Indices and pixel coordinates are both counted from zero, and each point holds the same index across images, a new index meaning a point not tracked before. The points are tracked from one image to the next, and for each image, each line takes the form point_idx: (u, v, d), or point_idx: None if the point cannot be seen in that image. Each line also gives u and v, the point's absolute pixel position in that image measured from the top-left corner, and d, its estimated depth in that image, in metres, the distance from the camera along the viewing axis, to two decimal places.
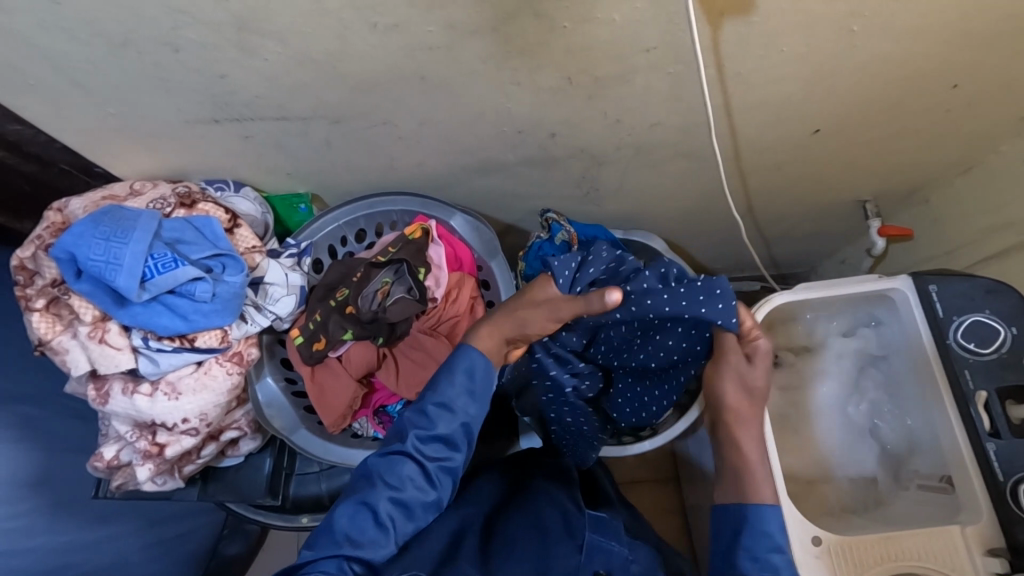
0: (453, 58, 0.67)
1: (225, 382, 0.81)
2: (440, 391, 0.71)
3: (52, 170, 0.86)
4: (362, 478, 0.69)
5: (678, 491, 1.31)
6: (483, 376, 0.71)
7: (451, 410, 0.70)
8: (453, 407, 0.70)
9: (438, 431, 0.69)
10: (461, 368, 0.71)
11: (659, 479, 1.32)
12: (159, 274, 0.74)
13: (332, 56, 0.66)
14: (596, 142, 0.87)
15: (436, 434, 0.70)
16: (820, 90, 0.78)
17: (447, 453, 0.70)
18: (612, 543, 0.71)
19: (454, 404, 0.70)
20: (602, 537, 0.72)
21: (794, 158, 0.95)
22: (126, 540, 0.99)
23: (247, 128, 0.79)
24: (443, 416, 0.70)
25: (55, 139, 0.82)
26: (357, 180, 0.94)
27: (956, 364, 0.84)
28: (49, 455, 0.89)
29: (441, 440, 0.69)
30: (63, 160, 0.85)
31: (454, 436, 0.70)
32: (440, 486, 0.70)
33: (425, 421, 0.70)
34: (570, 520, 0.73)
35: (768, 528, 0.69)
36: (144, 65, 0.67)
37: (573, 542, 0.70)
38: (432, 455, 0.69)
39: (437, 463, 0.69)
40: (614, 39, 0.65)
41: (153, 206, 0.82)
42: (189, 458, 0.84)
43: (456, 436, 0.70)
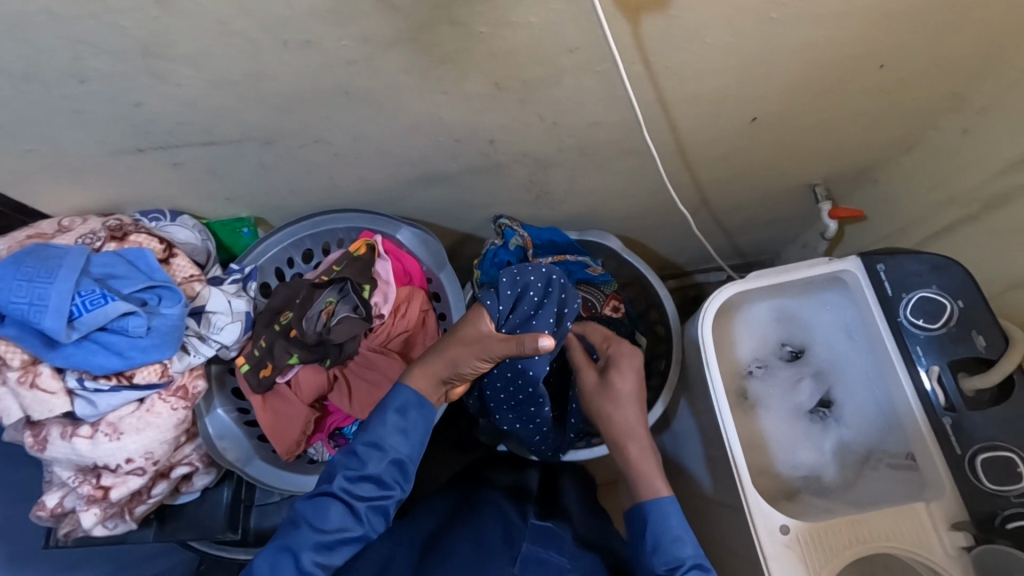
0: (375, 70, 0.66)
1: (169, 419, 0.78)
2: (371, 427, 0.71)
3: None
4: (286, 522, 0.67)
5: None
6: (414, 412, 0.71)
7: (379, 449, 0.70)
8: (383, 445, 0.70)
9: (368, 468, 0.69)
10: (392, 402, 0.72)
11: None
12: (88, 311, 0.72)
13: (248, 77, 0.64)
14: (537, 146, 0.86)
15: (365, 475, 0.69)
16: (751, 78, 0.78)
17: (378, 491, 0.69)
18: (552, 553, 0.67)
19: (385, 444, 0.70)
20: (540, 548, 0.67)
21: (738, 148, 0.95)
22: None
23: (175, 155, 0.77)
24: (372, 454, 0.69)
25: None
26: (300, 200, 0.92)
27: (908, 341, 0.85)
28: None
29: (369, 481, 0.68)
30: None
31: (384, 474, 0.69)
32: (370, 528, 0.68)
33: (355, 460, 0.69)
34: (510, 531, 0.69)
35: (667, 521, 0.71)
36: (55, 99, 0.65)
37: (509, 553, 0.65)
38: (361, 494, 0.68)
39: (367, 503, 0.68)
40: (535, 42, 0.64)
41: (83, 241, 0.79)
42: (139, 499, 0.81)
43: (388, 477, 0.69)
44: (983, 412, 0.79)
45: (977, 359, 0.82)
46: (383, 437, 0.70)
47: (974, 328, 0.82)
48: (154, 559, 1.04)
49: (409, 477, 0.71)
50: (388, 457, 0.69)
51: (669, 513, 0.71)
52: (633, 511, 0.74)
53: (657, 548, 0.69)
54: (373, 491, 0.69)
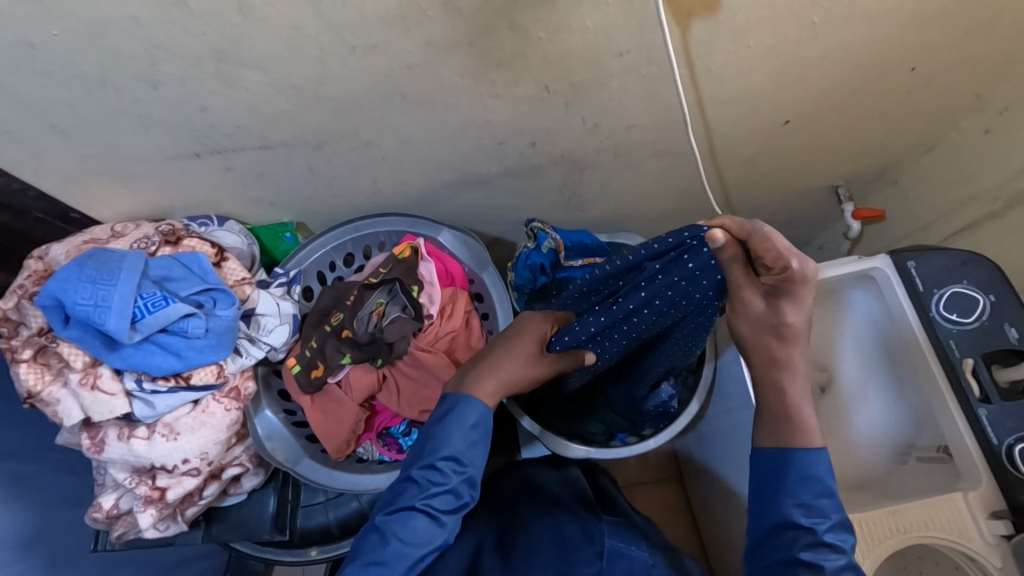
0: (433, 75, 0.68)
1: (223, 419, 0.80)
2: (448, 438, 0.68)
3: (28, 220, 0.83)
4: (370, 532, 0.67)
5: (683, 487, 1.33)
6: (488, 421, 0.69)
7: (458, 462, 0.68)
8: (463, 459, 0.68)
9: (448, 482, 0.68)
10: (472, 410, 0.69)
11: (661, 477, 1.34)
12: (150, 313, 0.73)
13: (312, 81, 0.67)
14: (576, 148, 0.89)
15: (445, 490, 0.67)
16: (787, 80, 0.80)
17: (456, 503, 0.68)
18: (632, 548, 0.76)
19: (466, 454, 0.69)
20: (621, 544, 0.76)
21: (766, 150, 0.98)
22: None
23: (229, 160, 0.79)
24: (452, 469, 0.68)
25: (28, 187, 0.80)
26: (342, 204, 0.94)
27: (941, 335, 0.87)
28: (42, 511, 0.86)
29: (451, 494, 0.68)
30: (39, 207, 0.83)
31: (463, 486, 0.68)
32: (450, 537, 0.69)
33: (435, 475, 0.68)
34: (589, 528, 0.77)
35: (816, 472, 0.66)
36: (123, 103, 0.67)
37: (594, 549, 0.74)
38: (440, 508, 0.67)
39: (447, 515, 0.68)
40: (588, 45, 0.67)
41: (137, 246, 0.81)
42: (192, 500, 0.82)
43: (465, 488, 0.68)
44: (1017, 403, 0.82)
45: (1009, 352, 0.85)
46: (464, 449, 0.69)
47: (1005, 321, 0.85)
48: (189, 565, 1.04)
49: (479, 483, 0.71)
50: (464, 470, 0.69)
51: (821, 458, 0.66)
52: (766, 444, 0.69)
53: (797, 484, 0.66)
54: (444, 498, 0.68)
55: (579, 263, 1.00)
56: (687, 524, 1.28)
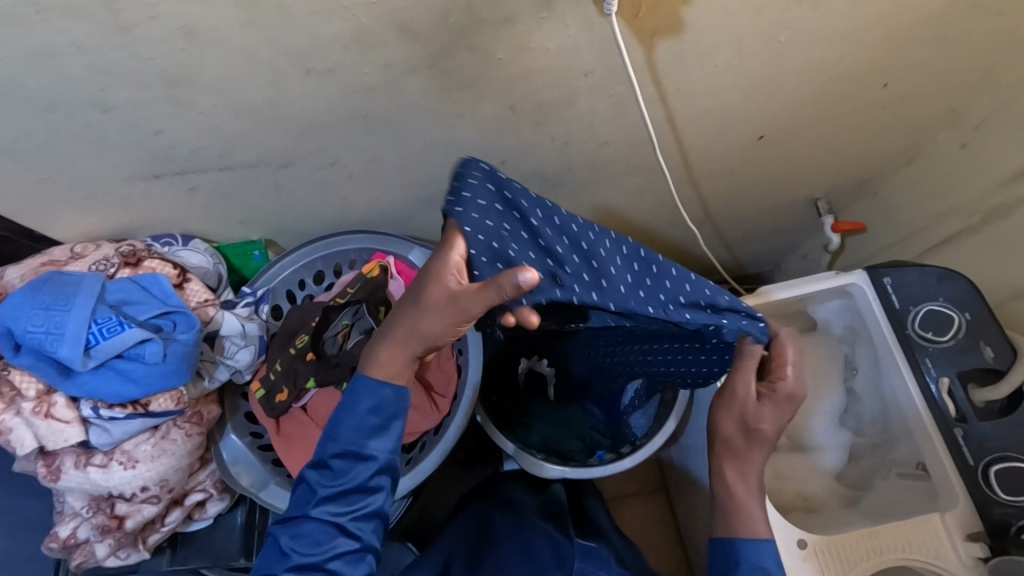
0: (393, 97, 0.67)
1: (184, 445, 0.78)
2: (332, 428, 0.61)
3: None
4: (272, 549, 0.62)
5: (667, 500, 1.32)
6: (378, 399, 0.61)
7: (346, 453, 0.60)
8: (354, 448, 0.60)
9: (341, 479, 0.60)
10: (355, 391, 0.61)
11: (647, 490, 1.32)
12: (105, 339, 0.71)
13: (268, 103, 0.65)
14: (548, 166, 0.87)
15: (339, 487, 0.60)
16: (757, 98, 0.79)
17: (360, 499, 0.60)
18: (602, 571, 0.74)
19: (368, 447, 0.61)
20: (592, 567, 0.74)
21: (742, 165, 0.97)
22: None
23: (191, 180, 0.78)
24: (343, 462, 0.60)
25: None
26: (312, 221, 0.93)
27: (917, 353, 0.87)
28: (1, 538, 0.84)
29: (347, 490, 0.60)
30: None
31: (362, 478, 0.60)
32: (363, 538, 0.60)
33: (320, 471, 0.60)
34: (561, 551, 0.75)
35: (762, 560, 0.71)
36: (74, 127, 0.65)
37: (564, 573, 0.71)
38: (339, 509, 0.60)
39: (352, 516, 0.60)
40: (550, 66, 0.66)
41: (96, 268, 0.79)
42: (153, 527, 0.80)
43: (364, 479, 0.60)
44: (995, 422, 0.80)
45: (986, 370, 0.83)
46: (362, 442, 0.60)
47: (981, 339, 0.83)
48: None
49: (396, 472, 0.63)
50: (365, 462, 0.60)
51: (766, 551, 0.71)
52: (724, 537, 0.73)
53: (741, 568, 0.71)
54: (353, 496, 0.60)
55: None
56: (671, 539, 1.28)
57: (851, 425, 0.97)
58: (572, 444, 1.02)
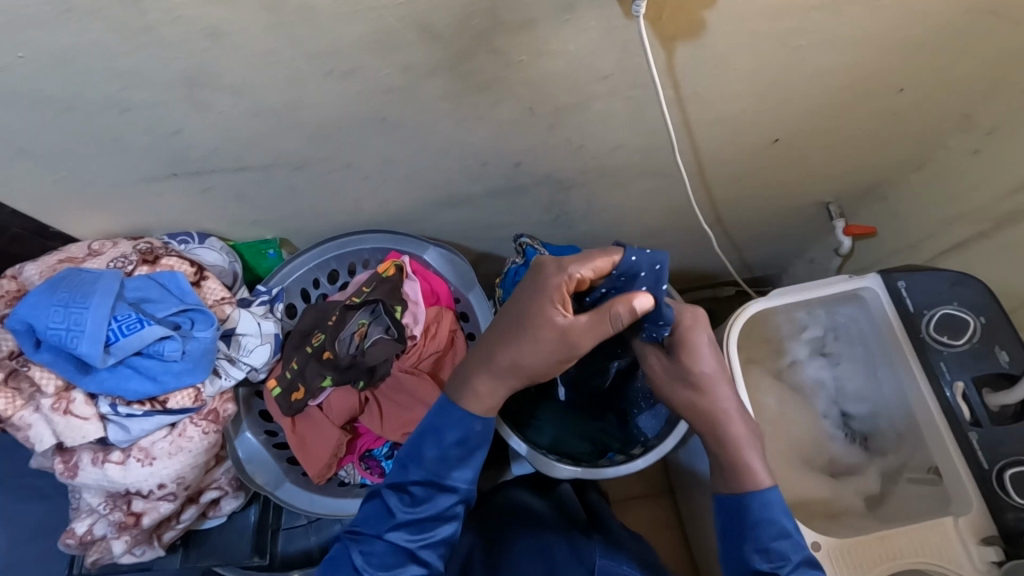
0: (412, 99, 0.67)
1: (201, 443, 0.78)
2: (416, 455, 0.67)
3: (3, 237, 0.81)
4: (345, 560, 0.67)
5: (673, 502, 1.32)
6: (461, 434, 0.67)
7: (429, 480, 0.67)
8: (439, 479, 0.67)
9: (424, 503, 0.67)
10: (438, 424, 0.67)
11: (652, 493, 1.32)
12: (124, 336, 0.71)
13: (288, 105, 0.65)
14: (562, 168, 0.87)
15: (420, 512, 0.66)
16: (773, 102, 0.79)
17: (437, 526, 0.67)
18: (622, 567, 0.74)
19: (447, 481, 0.67)
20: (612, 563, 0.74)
21: (755, 168, 0.96)
22: None
23: (207, 181, 0.77)
24: (426, 488, 0.67)
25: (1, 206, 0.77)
26: (325, 222, 0.93)
27: (931, 357, 0.86)
28: None
29: (428, 515, 0.66)
30: (13, 227, 0.81)
31: (441, 504, 0.67)
32: (433, 562, 0.66)
33: (405, 495, 0.67)
34: (579, 550, 0.75)
35: (769, 514, 0.66)
36: (92, 128, 0.64)
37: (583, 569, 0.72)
38: (419, 532, 0.66)
39: (427, 541, 0.66)
40: (570, 69, 0.66)
41: (114, 265, 0.79)
42: (169, 524, 0.81)
43: (444, 508, 0.67)
44: (1009, 427, 0.81)
45: (1000, 375, 0.83)
46: (446, 474, 0.67)
47: (996, 343, 0.83)
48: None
49: (468, 505, 0.70)
50: (445, 495, 0.67)
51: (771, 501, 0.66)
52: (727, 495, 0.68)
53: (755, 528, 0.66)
54: (429, 523, 0.67)
55: None
56: (677, 541, 1.27)
57: (846, 429, 0.99)
58: (579, 444, 1.01)
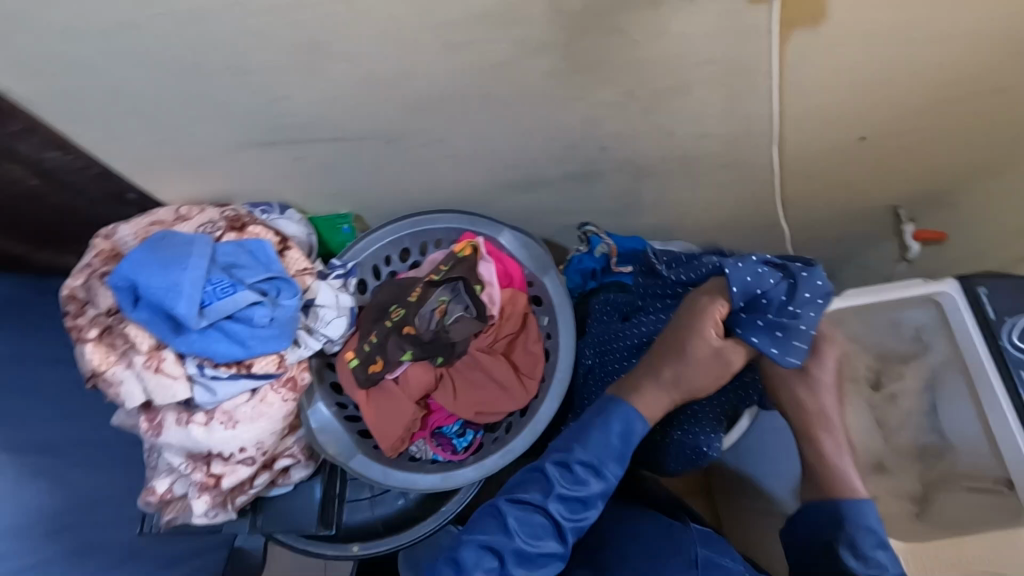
0: (519, 75, 0.67)
1: (280, 410, 0.79)
2: (585, 440, 0.68)
3: (82, 199, 0.84)
4: (487, 517, 0.67)
5: (709, 501, 1.31)
6: (623, 437, 0.68)
7: (579, 466, 0.67)
8: (602, 469, 0.67)
9: (574, 486, 0.66)
10: (611, 422, 0.69)
11: (689, 491, 1.32)
12: (218, 299, 0.73)
13: (399, 75, 0.65)
14: (644, 155, 0.87)
15: (579, 495, 0.66)
16: (871, 97, 0.78)
17: (582, 511, 0.66)
18: (725, 560, 0.69)
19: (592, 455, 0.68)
20: (715, 554, 0.69)
21: (836, 166, 0.95)
22: None
23: (300, 150, 0.78)
24: (584, 471, 0.67)
25: (90, 165, 0.80)
26: (401, 199, 0.93)
27: (1011, 366, 0.78)
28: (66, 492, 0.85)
29: (577, 499, 0.66)
30: (96, 187, 0.84)
31: (588, 492, 0.66)
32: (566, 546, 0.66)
33: (561, 474, 0.67)
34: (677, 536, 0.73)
35: (869, 521, 0.64)
36: (208, 90, 0.65)
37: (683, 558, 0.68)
38: (565, 512, 0.66)
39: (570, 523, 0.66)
40: (681, 52, 0.65)
41: (203, 230, 0.80)
42: (242, 488, 0.80)
43: (595, 499, 0.66)
44: None
45: None
46: (605, 462, 0.67)
47: None
48: (195, 556, 1.03)
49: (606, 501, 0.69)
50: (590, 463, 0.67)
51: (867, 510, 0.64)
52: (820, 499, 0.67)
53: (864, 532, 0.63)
54: (578, 506, 0.67)
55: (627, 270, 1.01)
56: None
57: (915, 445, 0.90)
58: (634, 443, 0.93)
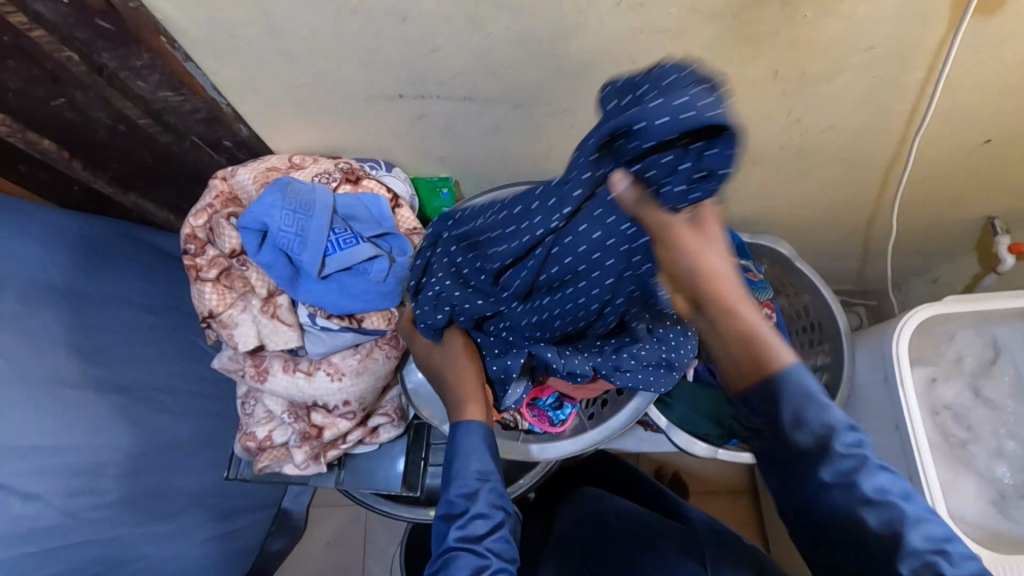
0: (676, 45, 0.65)
1: (384, 366, 0.79)
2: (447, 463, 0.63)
3: (183, 143, 0.83)
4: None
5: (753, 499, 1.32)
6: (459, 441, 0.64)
7: (464, 478, 0.62)
8: (448, 476, 0.62)
9: (473, 505, 0.60)
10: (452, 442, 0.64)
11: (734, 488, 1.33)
12: (339, 250, 0.73)
13: (557, 33, 0.64)
14: (763, 143, 0.85)
15: (472, 512, 0.59)
16: (1015, 102, 0.76)
17: (494, 521, 0.60)
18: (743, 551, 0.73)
19: None
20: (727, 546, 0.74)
21: (951, 172, 0.91)
22: (187, 535, 0.92)
23: (426, 107, 0.77)
24: (472, 485, 0.61)
25: (196, 109, 0.77)
26: (505, 169, 0.92)
27: None
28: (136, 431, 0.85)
29: (479, 513, 0.59)
30: (195, 134, 0.82)
31: (487, 503, 0.60)
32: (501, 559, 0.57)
33: (459, 500, 0.61)
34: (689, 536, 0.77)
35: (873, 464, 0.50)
36: (362, 35, 0.64)
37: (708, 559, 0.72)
38: (478, 533, 0.59)
39: (490, 543, 0.58)
40: (844, 34, 0.64)
41: (319, 180, 0.79)
42: (335, 445, 0.81)
43: (489, 503, 0.60)
44: None
45: None
46: (449, 472, 0.62)
47: None
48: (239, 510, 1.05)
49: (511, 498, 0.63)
50: None
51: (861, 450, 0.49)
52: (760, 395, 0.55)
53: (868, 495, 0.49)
54: (485, 520, 0.59)
55: None
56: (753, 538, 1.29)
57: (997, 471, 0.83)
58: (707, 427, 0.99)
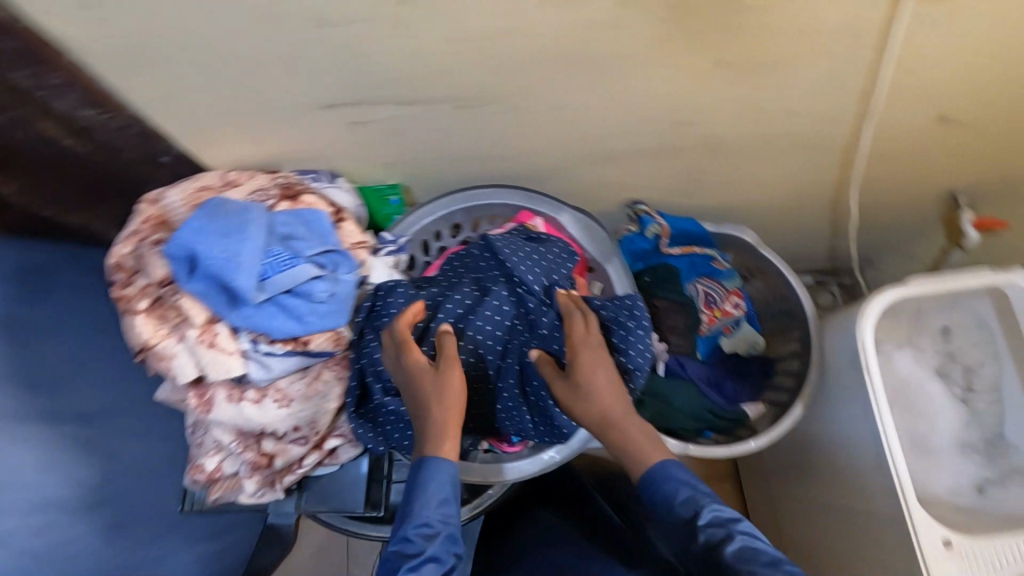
0: (615, 37, 0.62)
1: (333, 389, 0.76)
2: (411, 505, 0.63)
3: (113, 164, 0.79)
4: None
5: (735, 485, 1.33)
6: (431, 484, 0.63)
7: (422, 523, 0.62)
8: (410, 516, 0.62)
9: (428, 549, 0.60)
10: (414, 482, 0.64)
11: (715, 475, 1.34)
12: (277, 272, 0.69)
13: (488, 31, 0.60)
14: (718, 132, 0.82)
15: (426, 556, 0.60)
16: (970, 77, 0.74)
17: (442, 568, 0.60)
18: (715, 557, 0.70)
19: None
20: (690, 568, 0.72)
21: (911, 149, 0.89)
22: None
23: (363, 113, 0.73)
24: (431, 529, 0.62)
25: (123, 128, 0.73)
26: (455, 171, 0.89)
27: None
28: None
29: (431, 560, 0.60)
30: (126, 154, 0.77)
31: (443, 551, 0.61)
32: None
33: (413, 543, 0.61)
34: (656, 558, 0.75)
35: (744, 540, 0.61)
36: (280, 42, 0.60)
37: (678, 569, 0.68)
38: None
39: None
40: (788, 18, 0.61)
41: (254, 197, 0.76)
42: (290, 468, 0.77)
43: (441, 550, 0.61)
44: None
45: None
46: (412, 512, 0.62)
47: None
48: None
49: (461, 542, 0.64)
50: None
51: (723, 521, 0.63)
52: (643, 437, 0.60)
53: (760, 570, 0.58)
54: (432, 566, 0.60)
55: (677, 252, 1.01)
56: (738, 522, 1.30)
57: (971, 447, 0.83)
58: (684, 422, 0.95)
